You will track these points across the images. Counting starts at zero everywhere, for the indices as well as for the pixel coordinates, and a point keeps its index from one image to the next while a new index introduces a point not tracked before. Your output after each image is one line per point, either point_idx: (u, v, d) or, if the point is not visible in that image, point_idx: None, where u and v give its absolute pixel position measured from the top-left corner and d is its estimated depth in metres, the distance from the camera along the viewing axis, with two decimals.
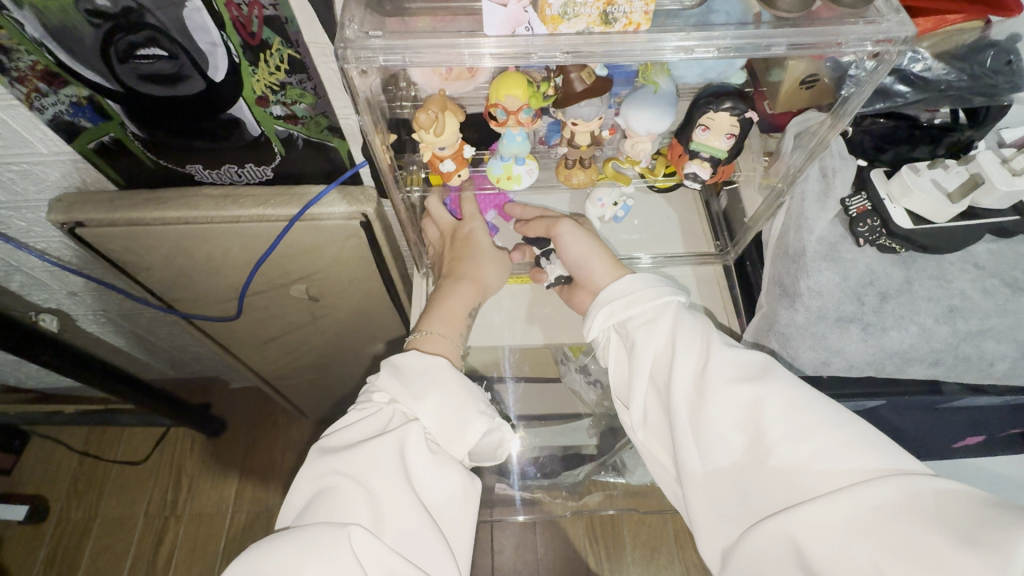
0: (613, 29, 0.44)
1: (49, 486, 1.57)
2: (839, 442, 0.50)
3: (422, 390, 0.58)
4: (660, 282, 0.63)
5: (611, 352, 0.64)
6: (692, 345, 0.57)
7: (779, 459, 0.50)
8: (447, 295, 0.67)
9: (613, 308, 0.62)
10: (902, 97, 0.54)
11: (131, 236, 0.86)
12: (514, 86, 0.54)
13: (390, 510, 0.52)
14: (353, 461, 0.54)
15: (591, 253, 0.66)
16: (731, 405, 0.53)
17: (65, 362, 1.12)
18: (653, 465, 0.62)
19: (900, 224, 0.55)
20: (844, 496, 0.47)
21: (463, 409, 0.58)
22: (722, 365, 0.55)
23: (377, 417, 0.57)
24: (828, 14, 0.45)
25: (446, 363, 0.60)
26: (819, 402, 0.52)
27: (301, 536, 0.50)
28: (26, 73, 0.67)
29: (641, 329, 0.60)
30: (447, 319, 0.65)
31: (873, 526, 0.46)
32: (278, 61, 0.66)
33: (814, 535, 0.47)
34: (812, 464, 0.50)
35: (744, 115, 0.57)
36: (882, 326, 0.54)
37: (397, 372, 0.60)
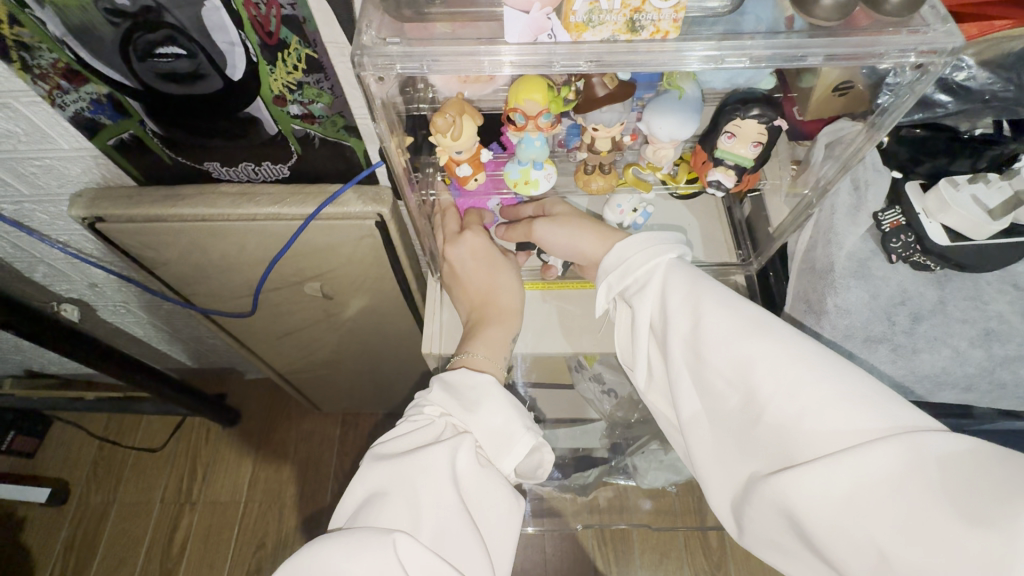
0: (640, 37, 0.43)
1: (71, 469, 1.61)
2: (839, 404, 0.46)
3: (474, 403, 0.58)
4: (660, 241, 0.60)
5: (620, 318, 0.63)
6: (686, 306, 0.55)
7: (774, 421, 0.48)
8: (488, 326, 0.65)
9: (611, 283, 0.61)
10: (941, 106, 0.52)
11: (150, 232, 0.87)
12: (535, 90, 0.53)
13: (436, 513, 0.51)
14: (404, 466, 0.53)
15: (575, 236, 0.64)
16: (724, 368, 0.51)
17: (85, 352, 1.14)
18: (664, 423, 0.62)
19: (936, 241, 0.52)
20: (837, 463, 0.44)
21: (512, 424, 0.57)
22: (715, 324, 0.53)
23: (429, 428, 0.57)
24: (866, 21, 0.42)
25: (492, 378, 0.60)
26: (820, 362, 0.48)
27: (351, 538, 0.48)
28: (49, 70, 0.67)
29: (641, 295, 0.59)
30: (490, 342, 0.64)
31: (871, 497, 0.43)
32: (296, 60, 0.65)
33: (808, 502, 0.45)
34: (807, 427, 0.47)
35: (773, 123, 0.55)
36: (913, 347, 0.52)
37: (448, 387, 0.60)
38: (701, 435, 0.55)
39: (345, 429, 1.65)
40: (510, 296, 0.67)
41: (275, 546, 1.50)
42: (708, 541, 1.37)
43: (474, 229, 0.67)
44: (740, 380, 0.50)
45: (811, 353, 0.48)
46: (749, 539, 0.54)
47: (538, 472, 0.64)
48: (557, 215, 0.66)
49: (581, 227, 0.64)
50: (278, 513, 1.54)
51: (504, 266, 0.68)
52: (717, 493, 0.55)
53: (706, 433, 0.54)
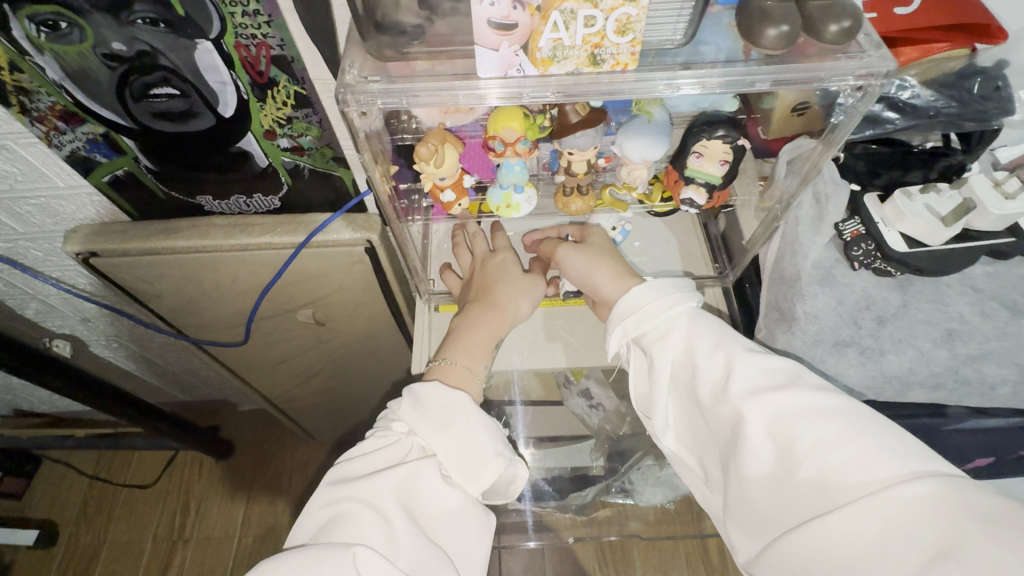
0: (602, 69, 0.46)
1: (60, 510, 1.59)
2: (862, 453, 0.48)
3: (444, 425, 0.58)
4: (679, 288, 0.63)
5: (634, 366, 0.64)
6: (713, 354, 0.57)
7: (800, 470, 0.49)
8: (473, 325, 0.65)
9: (626, 326, 0.62)
10: (890, 123, 0.55)
11: (143, 264, 0.89)
12: (512, 118, 0.56)
13: (403, 543, 0.52)
14: (367, 487, 0.54)
15: (593, 268, 0.66)
16: (754, 416, 0.52)
17: (77, 388, 1.14)
18: (683, 471, 0.63)
19: (895, 248, 0.54)
20: (863, 512, 0.45)
21: (482, 447, 0.57)
22: (743, 372, 0.55)
23: (395, 447, 0.58)
24: (810, 49, 0.46)
25: (468, 399, 0.60)
26: (843, 413, 0.50)
27: (310, 555, 0.50)
28: (46, 112, 0.70)
29: (658, 344, 0.61)
30: (472, 349, 0.64)
31: (900, 544, 0.44)
32: (285, 96, 0.68)
33: (835, 553, 0.45)
34: (832, 475, 0.48)
35: (736, 142, 0.58)
36: (880, 349, 0.54)
37: (417, 403, 0.59)
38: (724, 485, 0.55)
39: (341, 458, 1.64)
40: (501, 301, 0.67)
41: None
42: (708, 558, 1.43)
43: (505, 249, 0.71)
44: (770, 427, 0.52)
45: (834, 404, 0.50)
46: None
47: (509, 488, 0.65)
48: (585, 244, 0.68)
49: (602, 261, 0.66)
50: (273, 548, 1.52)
51: (507, 280, 0.69)
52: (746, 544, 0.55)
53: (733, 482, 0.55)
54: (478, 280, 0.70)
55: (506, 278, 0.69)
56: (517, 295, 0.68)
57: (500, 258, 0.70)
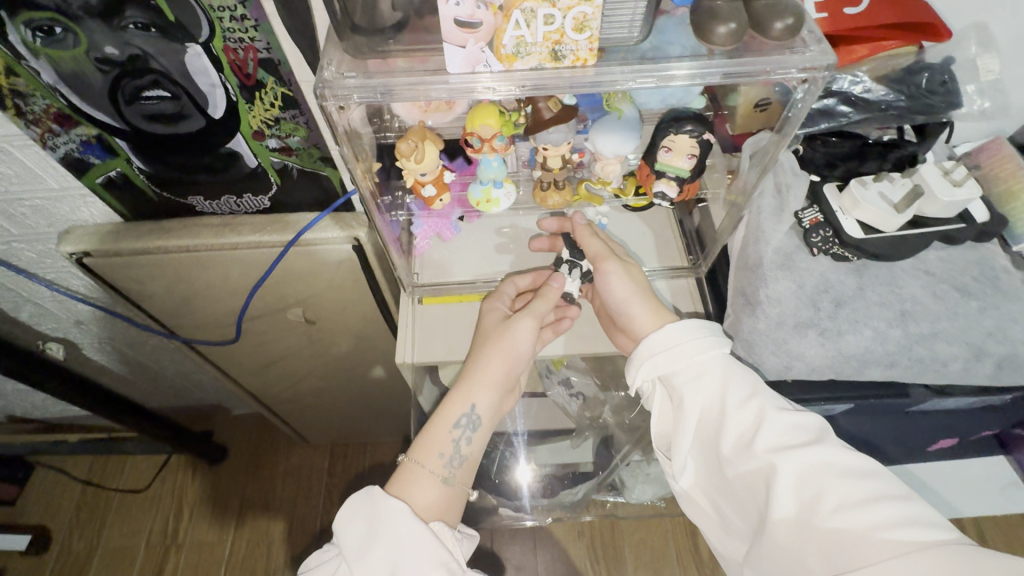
0: (563, 65, 0.49)
1: (52, 516, 1.59)
2: (891, 520, 0.49)
3: (370, 539, 0.56)
4: (707, 331, 0.61)
5: (657, 404, 0.64)
6: (742, 404, 0.57)
7: (826, 527, 0.50)
8: (447, 415, 0.65)
9: (654, 365, 0.61)
10: (845, 117, 0.58)
11: (135, 265, 0.91)
12: (488, 116, 0.59)
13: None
14: None
15: (633, 296, 0.65)
16: (783, 474, 0.52)
17: (69, 390, 1.16)
18: (697, 513, 0.63)
19: (851, 233, 0.57)
20: None
21: (405, 563, 0.54)
22: (773, 425, 0.55)
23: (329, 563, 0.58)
24: (757, 45, 0.49)
25: (403, 508, 0.57)
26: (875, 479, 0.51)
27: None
28: (41, 115, 0.72)
29: (687, 386, 0.60)
30: (439, 445, 0.64)
31: None
32: (273, 98, 0.71)
33: None
34: (857, 536, 0.49)
35: (702, 137, 0.61)
36: (838, 330, 0.56)
37: (351, 513, 0.58)
38: None
39: (333, 460, 1.65)
40: (484, 369, 0.66)
41: None
42: (699, 554, 1.44)
43: (492, 302, 0.70)
44: (797, 483, 0.52)
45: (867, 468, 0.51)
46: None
47: None
48: (631, 269, 0.67)
49: (643, 290, 0.65)
50: (266, 551, 1.53)
51: (489, 339, 0.67)
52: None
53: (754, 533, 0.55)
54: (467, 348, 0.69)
55: (488, 339, 0.67)
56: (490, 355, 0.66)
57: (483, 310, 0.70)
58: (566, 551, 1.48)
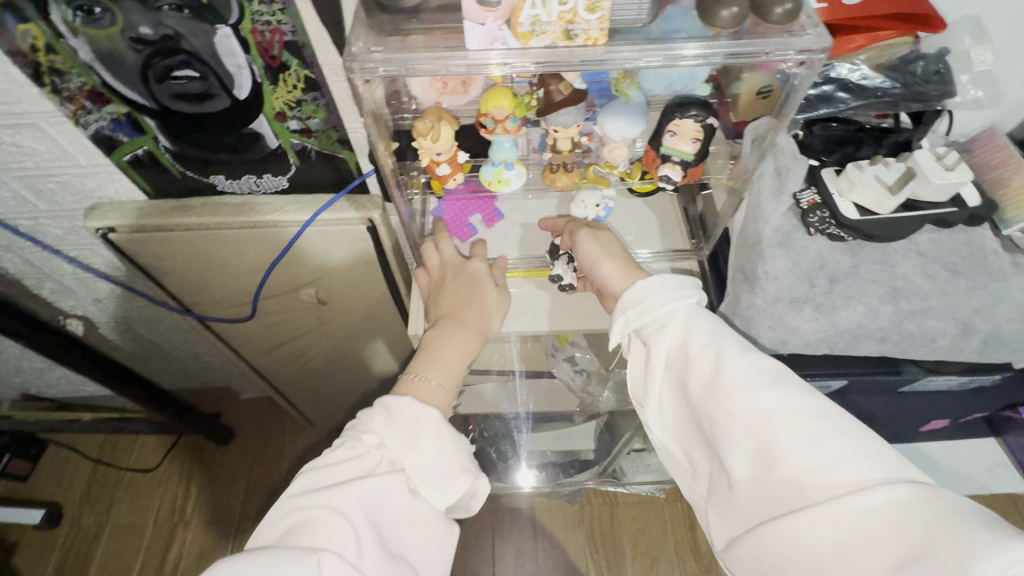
0: (576, 43, 0.52)
1: (64, 492, 1.63)
2: (843, 457, 0.51)
3: (413, 441, 0.60)
4: (681, 287, 0.65)
5: (632, 356, 0.67)
6: (708, 351, 0.60)
7: (781, 465, 0.52)
8: (449, 341, 0.67)
9: (628, 317, 0.65)
10: (842, 102, 0.61)
11: (158, 240, 0.95)
12: (501, 98, 0.62)
13: (367, 557, 0.54)
14: (337, 494, 0.56)
15: (602, 259, 0.69)
16: (742, 415, 0.55)
17: (88, 364, 1.19)
18: (671, 460, 0.67)
19: (847, 215, 0.59)
20: (838, 510, 0.48)
21: (449, 463, 0.60)
22: (734, 369, 0.57)
23: (364, 459, 0.59)
24: (757, 26, 0.52)
25: (438, 415, 0.61)
26: (828, 419, 0.53)
27: (268, 565, 0.51)
28: (76, 93, 0.76)
29: (657, 335, 0.63)
30: (445, 366, 0.66)
31: (868, 548, 0.47)
32: (296, 80, 0.75)
33: (808, 545, 0.49)
34: (810, 475, 0.51)
35: (707, 121, 0.64)
36: (832, 305, 0.58)
37: (388, 416, 0.61)
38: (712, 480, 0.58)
39: None
40: (478, 317, 0.70)
41: None
42: (696, 545, 1.46)
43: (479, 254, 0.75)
44: (755, 422, 0.55)
45: (820, 407, 0.53)
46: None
47: (471, 502, 0.68)
48: (598, 234, 0.72)
49: (612, 251, 0.70)
50: None
51: (483, 292, 0.72)
52: (725, 536, 0.58)
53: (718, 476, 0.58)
54: (454, 292, 0.72)
55: (479, 287, 0.72)
56: (488, 313, 0.71)
57: (473, 267, 0.74)
58: (565, 539, 1.50)
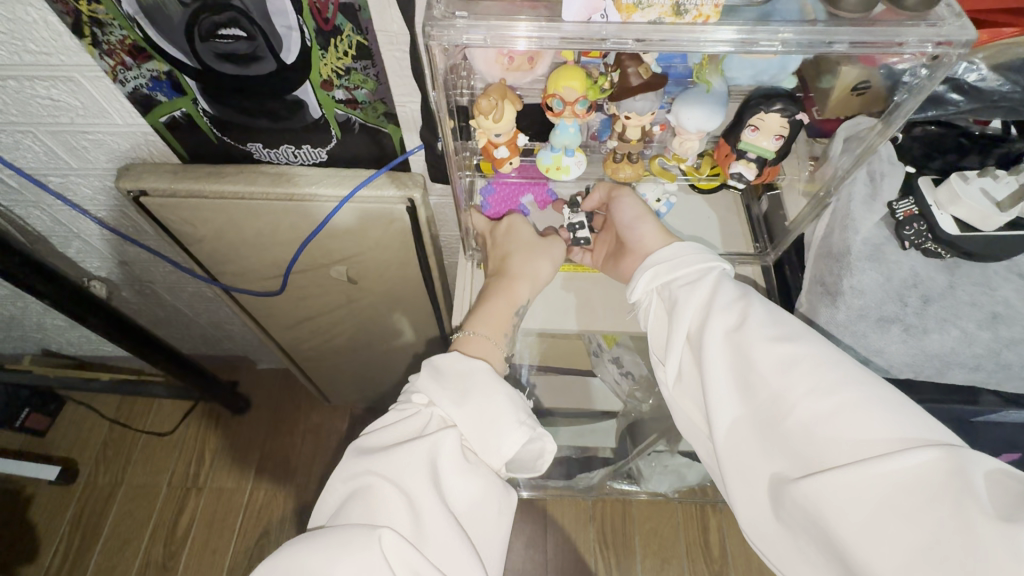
0: (683, 20, 0.47)
1: (80, 450, 1.64)
2: (871, 411, 0.49)
3: (463, 394, 0.59)
4: (705, 251, 0.65)
5: (652, 315, 0.65)
6: (733, 307, 0.58)
7: (808, 417, 0.50)
8: (495, 294, 0.68)
9: (657, 271, 0.64)
10: (954, 105, 0.57)
11: (189, 206, 0.91)
12: (574, 78, 0.58)
13: (424, 517, 0.53)
14: (389, 458, 0.56)
15: (643, 216, 0.68)
16: (767, 366, 0.53)
17: (111, 327, 1.18)
18: (684, 424, 0.63)
19: (946, 229, 0.57)
20: (874, 464, 0.46)
21: (502, 417, 0.58)
22: (760, 324, 0.56)
23: (415, 420, 0.59)
24: (891, 17, 0.47)
25: (485, 366, 0.61)
26: (853, 375, 0.52)
27: (331, 535, 0.51)
28: (116, 46, 0.72)
29: (682, 290, 0.62)
30: (491, 319, 0.66)
31: (906, 502, 0.45)
32: (347, 46, 0.70)
33: (842, 500, 0.46)
34: (839, 429, 0.49)
35: (795, 117, 0.59)
36: (923, 328, 0.56)
37: (437, 372, 0.62)
38: (736, 439, 0.55)
39: (353, 423, 1.67)
40: (519, 266, 0.69)
41: (278, 534, 1.52)
42: (709, 550, 1.44)
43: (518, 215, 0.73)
44: (778, 377, 0.53)
45: (844, 362, 0.52)
46: (776, 556, 0.53)
47: (538, 463, 0.64)
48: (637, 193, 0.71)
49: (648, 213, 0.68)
50: (282, 506, 1.55)
51: (521, 245, 0.70)
52: (745, 501, 0.54)
53: (734, 436, 0.55)
54: (499, 250, 0.72)
55: (522, 241, 0.71)
56: (534, 257, 0.69)
57: (508, 223, 0.72)
58: (576, 534, 1.48)
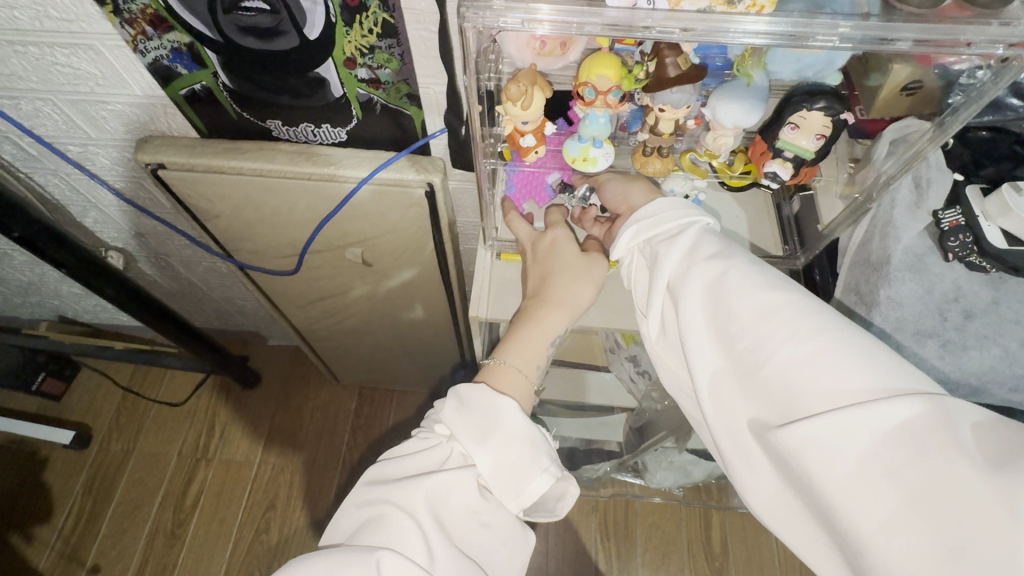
0: (736, 8, 0.46)
1: (94, 416, 1.67)
2: (849, 360, 0.46)
3: (484, 433, 0.58)
4: (691, 205, 0.61)
5: (634, 270, 0.62)
6: (714, 256, 0.54)
7: (786, 368, 0.48)
8: (526, 322, 0.64)
9: (640, 228, 0.61)
10: (1013, 110, 0.58)
11: (208, 182, 0.91)
12: (607, 66, 0.55)
13: (435, 546, 0.53)
14: (402, 490, 0.56)
15: (627, 188, 0.66)
16: (745, 315, 0.50)
17: (126, 297, 1.19)
18: (668, 379, 0.60)
19: (994, 242, 0.56)
20: (851, 415, 0.44)
21: (524, 463, 0.57)
22: (741, 274, 0.53)
23: (434, 451, 0.59)
24: (959, 13, 0.44)
25: (513, 405, 0.59)
26: (833, 322, 0.48)
27: (340, 560, 0.52)
28: (137, 15, 0.70)
29: (663, 244, 0.59)
30: (523, 349, 0.63)
31: (888, 453, 0.43)
32: (372, 24, 0.68)
33: (821, 453, 0.44)
34: (817, 380, 0.46)
35: (839, 116, 0.56)
36: (963, 344, 0.56)
37: (460, 404, 0.60)
38: (716, 392, 0.52)
39: (361, 402, 1.68)
40: (556, 292, 0.64)
41: (285, 511, 1.54)
42: (711, 545, 1.44)
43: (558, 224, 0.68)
44: (755, 328, 0.50)
45: (824, 310, 0.49)
46: (761, 508, 0.52)
47: (557, 505, 0.63)
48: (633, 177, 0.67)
49: (636, 178, 0.66)
50: (289, 479, 1.58)
51: (561, 266, 0.66)
52: (728, 453, 0.53)
53: (715, 388, 0.52)
54: (535, 268, 0.68)
55: (561, 262, 0.66)
56: (572, 282, 0.65)
57: (550, 238, 0.68)
58: (578, 523, 1.49)
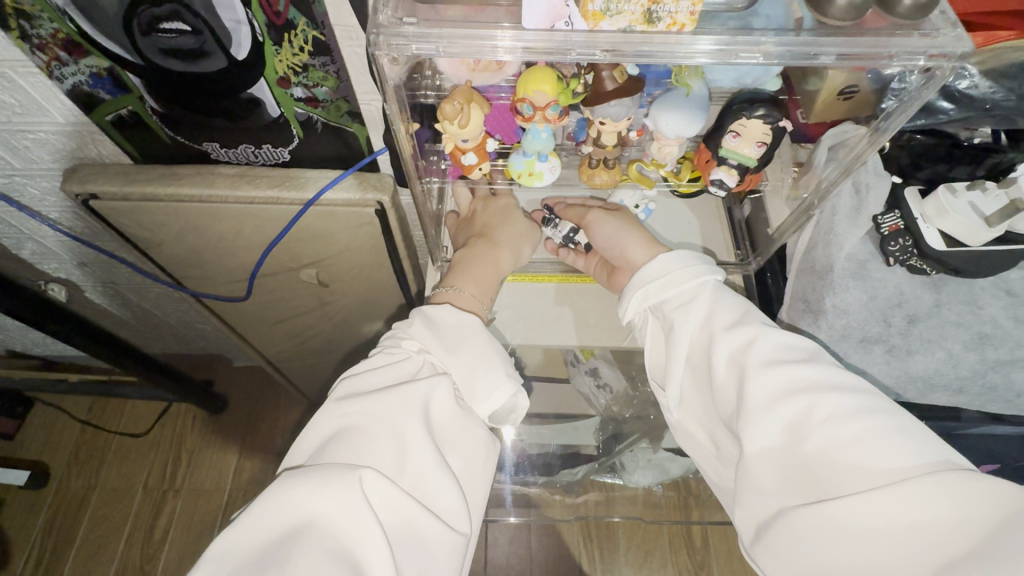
0: (656, 29, 0.44)
1: (50, 453, 1.59)
2: (878, 440, 0.48)
3: (456, 343, 0.60)
4: (698, 262, 0.62)
5: (649, 336, 0.64)
6: (735, 327, 0.57)
7: (813, 446, 0.50)
8: (479, 259, 0.66)
9: (647, 291, 0.62)
10: (944, 114, 0.56)
11: (145, 211, 0.86)
12: (543, 81, 0.54)
13: (413, 460, 0.53)
14: (381, 401, 0.55)
15: (621, 232, 0.66)
16: (774, 391, 0.52)
17: (73, 331, 1.13)
18: (691, 444, 0.63)
19: (933, 245, 0.57)
20: (881, 497, 0.46)
21: (494, 367, 0.59)
22: (765, 346, 0.55)
23: (406, 363, 0.58)
24: (879, 23, 0.44)
25: (478, 321, 0.62)
26: (859, 400, 0.51)
27: (316, 473, 0.49)
28: (48, 40, 0.66)
29: (679, 312, 0.61)
30: (477, 280, 0.66)
31: (913, 533, 0.45)
32: (303, 42, 0.65)
33: (848, 531, 0.46)
34: (846, 460, 0.49)
35: (777, 123, 0.55)
36: (908, 348, 0.57)
37: (430, 324, 0.61)
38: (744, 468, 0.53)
39: None
40: (505, 237, 0.68)
41: None
42: (692, 540, 1.45)
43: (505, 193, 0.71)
44: (785, 406, 0.52)
45: (852, 388, 0.51)
46: None
47: (511, 417, 0.65)
48: (617, 214, 0.67)
49: (631, 225, 0.66)
50: None
51: (510, 219, 0.69)
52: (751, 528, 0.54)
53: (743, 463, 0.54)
54: (482, 218, 0.70)
55: (508, 215, 0.69)
56: (518, 241, 0.68)
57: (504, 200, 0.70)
58: (561, 528, 1.48)
